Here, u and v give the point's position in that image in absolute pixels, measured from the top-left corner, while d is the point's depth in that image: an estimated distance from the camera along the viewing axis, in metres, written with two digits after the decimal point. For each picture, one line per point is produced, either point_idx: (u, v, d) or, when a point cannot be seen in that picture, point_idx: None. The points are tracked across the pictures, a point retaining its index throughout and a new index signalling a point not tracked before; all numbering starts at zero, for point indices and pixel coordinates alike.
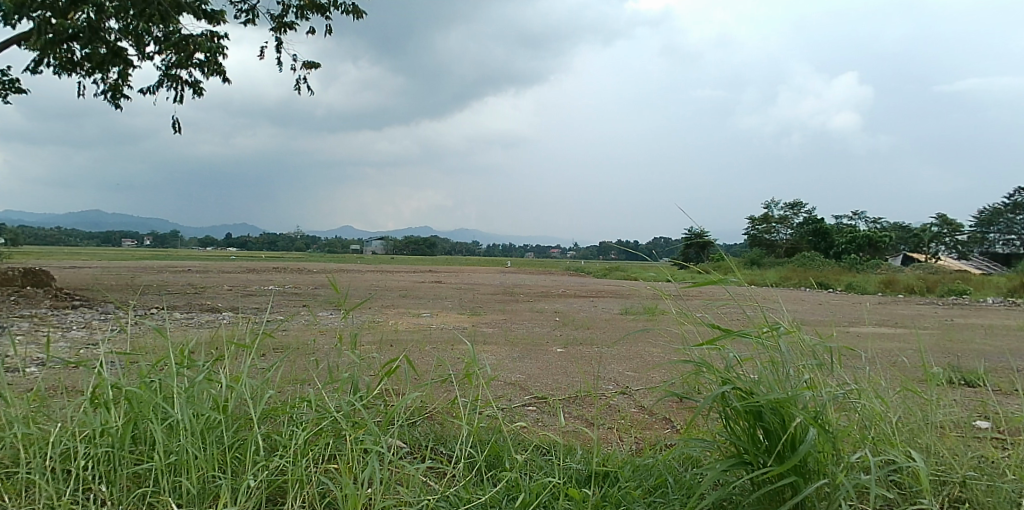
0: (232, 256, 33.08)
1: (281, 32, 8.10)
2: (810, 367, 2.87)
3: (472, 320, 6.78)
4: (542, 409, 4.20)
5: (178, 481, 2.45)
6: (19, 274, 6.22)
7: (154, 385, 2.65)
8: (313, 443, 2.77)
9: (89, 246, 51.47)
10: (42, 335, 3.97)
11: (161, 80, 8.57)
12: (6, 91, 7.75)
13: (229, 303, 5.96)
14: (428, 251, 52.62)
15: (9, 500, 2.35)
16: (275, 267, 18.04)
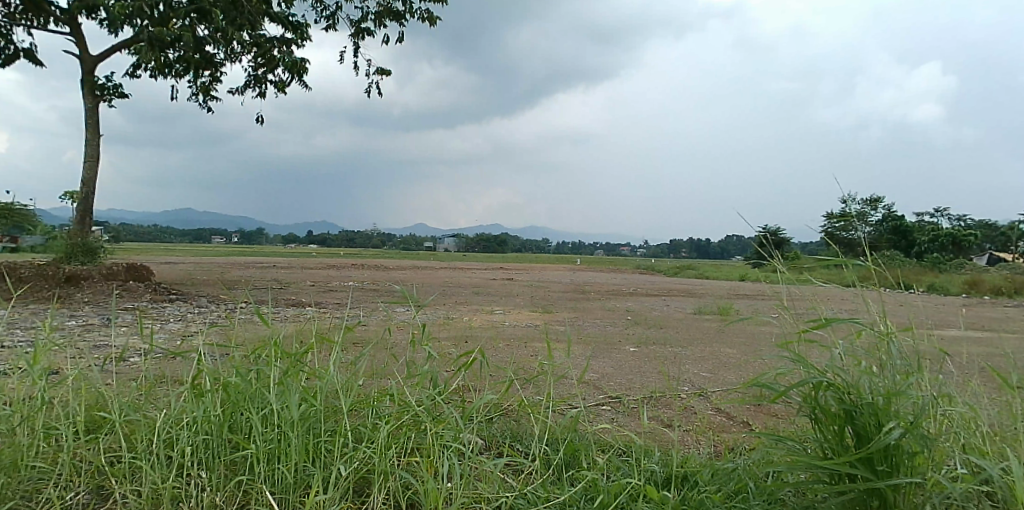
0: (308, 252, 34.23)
1: (360, 38, 8.30)
2: (903, 370, 2.76)
3: (544, 317, 6.79)
4: (616, 409, 4.17)
5: (272, 469, 2.56)
6: (123, 269, 6.56)
7: (250, 376, 2.76)
8: (397, 436, 2.84)
9: (175, 241, 54.16)
10: (144, 327, 4.19)
11: (247, 83, 8.91)
12: (109, 96, 8.21)
13: (312, 298, 6.17)
14: (497, 248, 53.01)
15: (116, 484, 2.49)
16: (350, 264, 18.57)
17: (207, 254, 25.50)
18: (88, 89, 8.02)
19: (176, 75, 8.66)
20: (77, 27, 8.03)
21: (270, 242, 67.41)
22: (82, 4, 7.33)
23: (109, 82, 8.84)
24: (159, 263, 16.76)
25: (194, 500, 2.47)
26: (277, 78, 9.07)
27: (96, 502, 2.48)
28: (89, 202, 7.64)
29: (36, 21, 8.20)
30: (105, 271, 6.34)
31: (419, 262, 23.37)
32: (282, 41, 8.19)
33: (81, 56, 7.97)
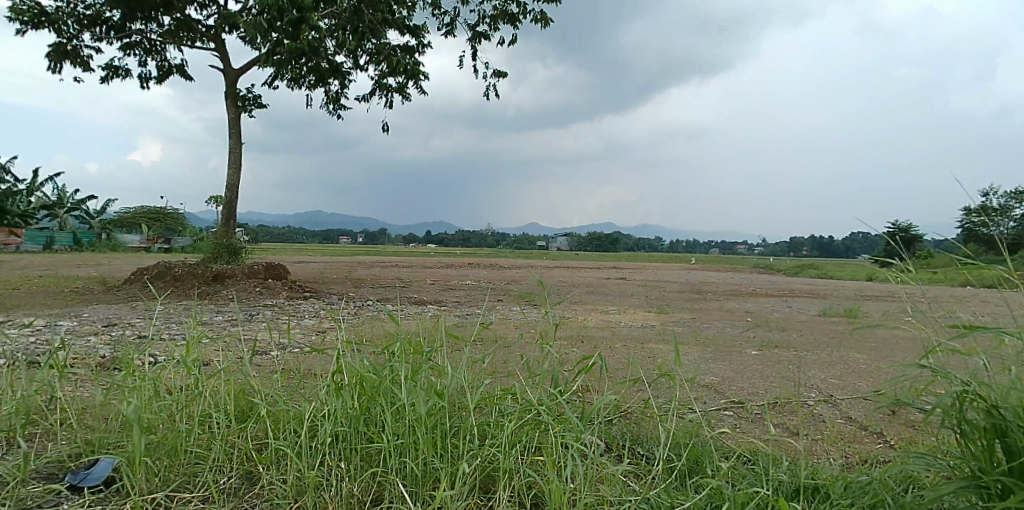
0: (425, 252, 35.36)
1: (476, 41, 8.45)
2: None
3: (660, 318, 6.65)
4: (739, 414, 4.03)
5: (404, 462, 2.65)
6: (263, 268, 6.95)
7: (383, 371, 2.88)
8: (520, 435, 2.86)
9: (300, 241, 57.41)
10: (282, 322, 4.46)
11: (371, 90, 9.29)
12: (248, 107, 8.80)
13: (432, 296, 6.34)
14: (607, 247, 52.49)
15: (265, 471, 2.67)
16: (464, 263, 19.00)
17: (332, 254, 26.80)
18: (230, 101, 8.63)
19: (308, 85, 9.16)
20: (221, 43, 8.66)
21: (386, 241, 70.06)
22: (226, 23, 7.90)
23: (249, 94, 9.48)
24: (291, 262, 17.86)
25: (334, 489, 2.59)
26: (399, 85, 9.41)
27: (245, 486, 2.66)
28: (232, 206, 8.21)
29: (186, 40, 8.92)
30: (247, 269, 6.78)
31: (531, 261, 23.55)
32: (402, 47, 8.47)
33: (225, 71, 8.59)
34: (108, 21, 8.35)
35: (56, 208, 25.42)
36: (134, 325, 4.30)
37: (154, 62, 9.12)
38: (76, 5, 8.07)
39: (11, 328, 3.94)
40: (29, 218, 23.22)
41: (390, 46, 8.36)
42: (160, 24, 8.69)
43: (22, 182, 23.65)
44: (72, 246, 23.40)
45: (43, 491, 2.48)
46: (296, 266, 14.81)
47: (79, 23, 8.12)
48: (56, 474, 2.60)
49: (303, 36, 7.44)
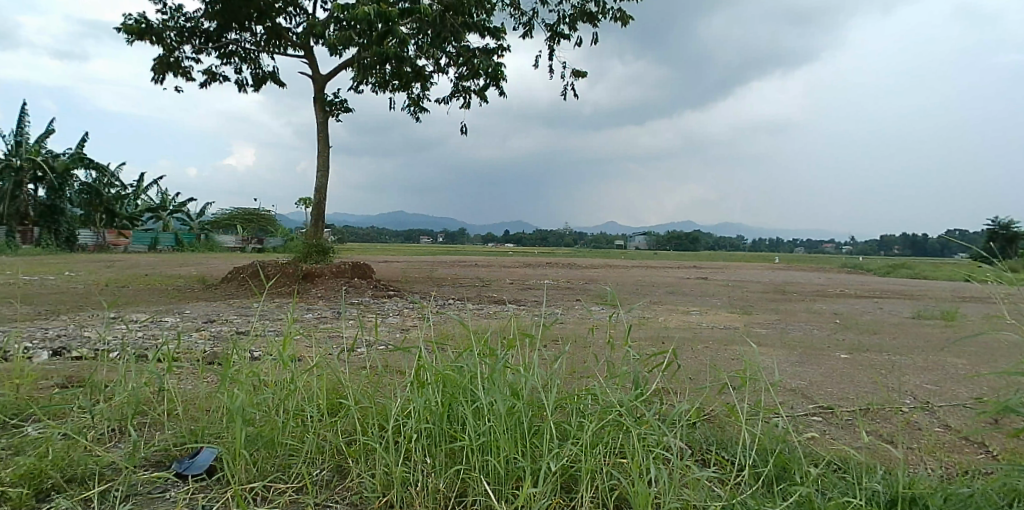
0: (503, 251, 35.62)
1: (554, 41, 8.46)
2: None
3: (744, 319, 6.48)
4: (828, 420, 3.88)
5: (487, 460, 2.69)
6: (349, 267, 7.16)
7: (464, 369, 2.92)
8: (602, 435, 2.85)
9: (379, 240, 58.87)
10: (367, 319, 4.61)
11: (451, 92, 9.44)
12: (335, 112, 9.10)
13: (511, 296, 6.38)
14: (687, 246, 51.43)
15: (355, 464, 2.76)
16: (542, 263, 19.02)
17: (414, 254, 27.36)
18: (318, 106, 8.95)
19: (391, 88, 9.39)
20: (310, 51, 8.99)
21: (463, 240, 70.97)
22: (315, 31, 8.20)
23: (335, 98, 9.80)
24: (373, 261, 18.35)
25: (420, 484, 2.66)
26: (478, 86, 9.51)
27: (335, 479, 2.76)
28: (320, 208, 8.51)
29: (278, 48, 9.31)
30: (335, 269, 6.99)
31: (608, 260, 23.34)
32: (482, 48, 8.57)
33: (313, 77, 8.91)
34: (207, 33, 8.81)
35: (160, 210, 26.99)
36: (232, 321, 4.52)
37: (249, 70, 9.56)
38: (178, 18, 8.55)
39: (123, 324, 4.21)
40: (136, 220, 24.76)
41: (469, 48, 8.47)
42: (254, 33, 9.10)
43: (129, 186, 25.23)
44: (174, 246, 24.83)
45: (153, 478, 2.65)
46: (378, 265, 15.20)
47: (181, 35, 8.60)
48: (163, 462, 2.77)
49: (388, 42, 7.64)
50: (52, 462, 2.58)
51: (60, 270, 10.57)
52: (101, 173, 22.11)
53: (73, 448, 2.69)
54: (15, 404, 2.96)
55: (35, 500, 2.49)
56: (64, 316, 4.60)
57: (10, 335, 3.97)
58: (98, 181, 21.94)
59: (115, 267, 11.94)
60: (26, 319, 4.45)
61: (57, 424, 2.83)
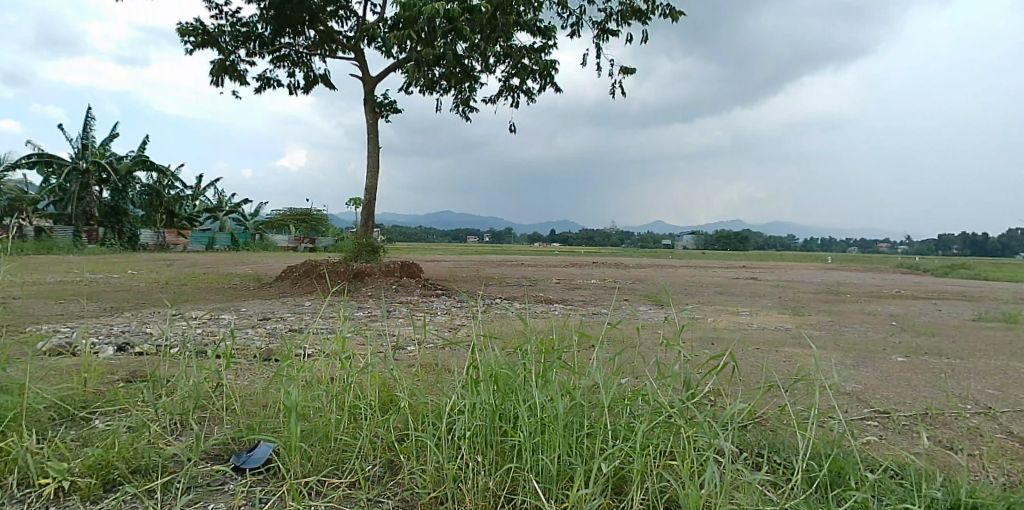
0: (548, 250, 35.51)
1: (602, 39, 8.41)
2: None
3: (796, 321, 6.34)
4: (884, 425, 3.77)
5: (538, 459, 2.70)
6: (398, 266, 7.26)
7: (516, 368, 2.93)
8: (653, 437, 2.83)
9: (425, 239, 59.42)
10: (417, 317, 4.66)
11: (499, 92, 9.48)
12: (385, 113, 9.23)
13: (559, 295, 6.37)
14: (735, 245, 50.50)
15: (406, 461, 2.81)
16: (589, 263, 18.91)
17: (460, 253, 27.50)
18: (368, 107, 9.09)
19: (440, 89, 9.48)
20: (360, 52, 9.14)
21: (507, 239, 71.10)
22: (366, 33, 8.33)
23: (385, 99, 9.93)
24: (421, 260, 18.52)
25: (470, 482, 2.68)
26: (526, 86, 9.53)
27: (388, 475, 2.81)
28: (369, 207, 8.64)
29: (329, 51, 9.49)
30: (384, 268, 7.09)
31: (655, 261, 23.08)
32: (530, 47, 8.59)
33: (363, 79, 9.06)
34: (261, 37, 9.02)
35: (219, 211, 27.59)
36: (286, 319, 4.63)
37: (301, 73, 9.76)
38: (234, 23, 8.78)
39: (183, 320, 4.35)
40: (194, 220, 25.51)
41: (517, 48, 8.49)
42: (306, 37, 9.29)
43: (188, 187, 25.97)
44: (229, 245, 25.53)
45: (212, 470, 2.73)
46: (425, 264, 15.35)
47: (236, 40, 8.83)
48: (222, 456, 2.86)
49: (438, 42, 7.71)
50: (119, 453, 2.69)
51: (125, 270, 10.55)
52: (162, 175, 22.73)
53: (137, 440, 2.80)
54: (84, 397, 3.09)
55: (103, 489, 2.60)
56: (129, 312, 4.77)
57: (78, 330, 4.14)
58: (158, 182, 22.67)
59: (176, 266, 11.95)
60: (92, 315, 4.63)
61: (123, 417, 2.95)
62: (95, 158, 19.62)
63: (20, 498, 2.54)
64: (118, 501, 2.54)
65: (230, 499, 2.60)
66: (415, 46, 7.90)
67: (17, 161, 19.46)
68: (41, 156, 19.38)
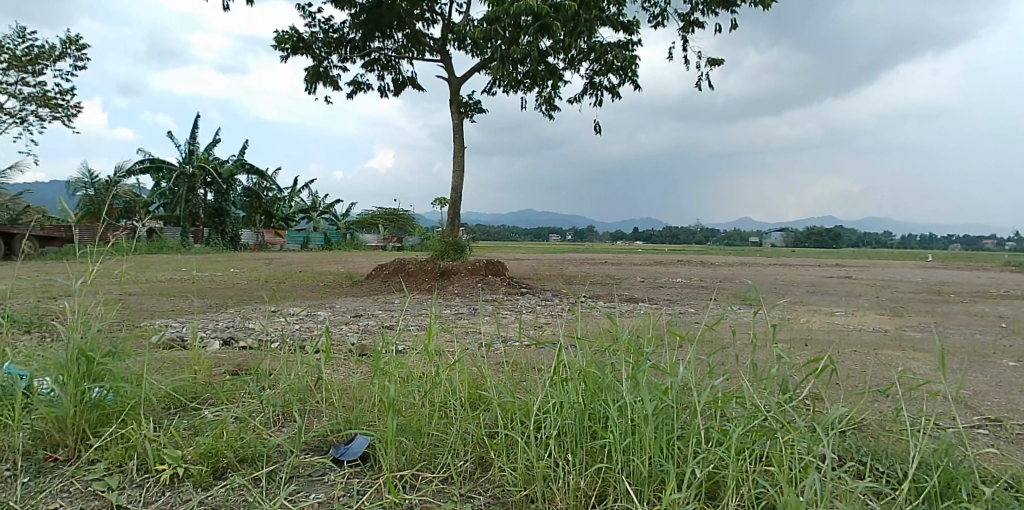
0: (629, 249, 35.07)
1: (688, 31, 8.24)
2: None
3: (895, 322, 6.03)
4: (997, 434, 3.54)
5: (630, 460, 2.68)
6: (483, 264, 7.36)
7: (606, 368, 2.90)
8: (748, 441, 2.76)
9: (504, 238, 59.83)
10: (503, 315, 4.71)
11: (582, 89, 9.44)
12: (470, 112, 9.35)
13: (644, 294, 6.29)
14: (826, 243, 48.37)
15: (497, 458, 2.84)
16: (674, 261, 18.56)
17: (541, 251, 27.52)
18: (453, 107, 9.23)
19: (524, 88, 9.53)
20: (446, 54, 9.29)
21: (586, 237, 70.76)
22: (453, 34, 8.46)
23: (470, 100, 10.08)
24: (505, 259, 18.62)
25: (562, 481, 2.69)
26: (610, 83, 9.46)
27: (479, 471, 2.86)
28: (454, 207, 8.78)
29: (416, 53, 9.69)
30: (470, 266, 7.21)
31: (742, 259, 22.41)
32: (616, 43, 8.52)
33: (449, 80, 9.21)
34: (351, 42, 9.30)
35: (313, 211, 28.72)
36: (377, 316, 4.77)
37: (389, 76, 10.01)
38: (327, 29, 9.08)
39: (283, 317, 4.55)
40: (291, 221, 26.56)
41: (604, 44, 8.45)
42: (394, 40, 9.51)
43: (286, 190, 27.06)
44: (323, 245, 26.43)
45: (312, 461, 2.85)
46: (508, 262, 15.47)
47: (329, 46, 9.13)
48: (321, 448, 2.97)
49: (524, 41, 7.75)
50: (227, 443, 2.82)
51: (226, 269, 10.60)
52: (261, 178, 23.73)
53: (244, 430, 2.93)
54: (194, 388, 3.28)
55: (213, 477, 2.73)
56: (232, 308, 5.03)
57: (187, 325, 4.39)
58: (258, 184, 23.72)
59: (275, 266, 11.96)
60: (201, 311, 4.89)
61: (230, 409, 3.10)
62: (200, 163, 20.77)
63: (139, 482, 2.69)
64: (228, 488, 2.67)
65: (331, 490, 2.70)
66: (498, 45, 7.99)
67: (130, 166, 20.81)
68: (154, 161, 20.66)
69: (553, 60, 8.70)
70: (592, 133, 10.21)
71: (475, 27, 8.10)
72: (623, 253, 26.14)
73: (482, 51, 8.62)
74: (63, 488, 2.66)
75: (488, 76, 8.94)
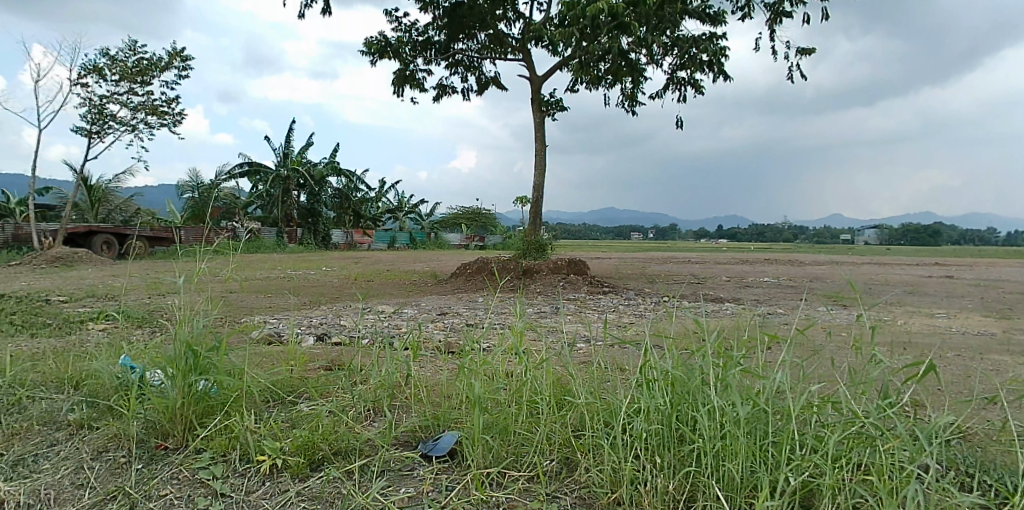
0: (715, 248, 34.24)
1: (776, 21, 7.97)
2: None
3: (1005, 325, 5.65)
4: None
5: (720, 466, 2.63)
6: (565, 263, 7.38)
7: (696, 370, 2.85)
8: (845, 449, 2.66)
9: (582, 235, 59.55)
10: (586, 315, 4.70)
11: (666, 85, 9.30)
12: (552, 111, 9.36)
13: (730, 294, 6.14)
14: (926, 241, 45.68)
15: (583, 458, 2.85)
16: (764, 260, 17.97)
17: (625, 250, 27.16)
18: (535, 106, 9.26)
19: (607, 85, 9.47)
20: (528, 53, 9.33)
21: (668, 235, 69.43)
22: (535, 33, 8.49)
23: (552, 98, 10.09)
24: (587, 258, 18.50)
25: (649, 484, 2.67)
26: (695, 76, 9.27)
27: (565, 471, 2.87)
28: (536, 205, 8.81)
29: (499, 53, 9.78)
30: (551, 265, 7.24)
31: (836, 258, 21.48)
32: (702, 35, 8.34)
33: (530, 78, 9.24)
34: (436, 44, 9.48)
35: (399, 210, 29.35)
36: (462, 314, 4.85)
37: (472, 76, 10.15)
38: (413, 33, 9.28)
39: (373, 314, 4.70)
40: (378, 221, 27.27)
41: (689, 37, 8.30)
42: (477, 41, 9.63)
43: (372, 190, 27.81)
44: (410, 245, 26.93)
45: (403, 456, 2.93)
46: (591, 262, 15.40)
47: (414, 49, 9.33)
48: (411, 443, 3.06)
49: (606, 37, 7.70)
50: (322, 436, 2.94)
51: (312, 270, 10.61)
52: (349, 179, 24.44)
53: (338, 424, 3.05)
54: (291, 383, 3.43)
55: (309, 468, 2.86)
56: (324, 306, 5.23)
57: (284, 322, 4.60)
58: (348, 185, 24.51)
59: (361, 265, 12.09)
60: (296, 309, 5.11)
61: (324, 402, 3.23)
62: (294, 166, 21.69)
63: (242, 472, 2.84)
64: (324, 480, 2.78)
65: (420, 485, 2.76)
66: (579, 44, 7.99)
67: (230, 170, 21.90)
68: (252, 164, 21.75)
69: (635, 55, 8.61)
70: (676, 129, 10.04)
71: (557, 25, 8.10)
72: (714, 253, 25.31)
73: (564, 49, 8.61)
74: (173, 475, 2.82)
75: (569, 74, 8.93)
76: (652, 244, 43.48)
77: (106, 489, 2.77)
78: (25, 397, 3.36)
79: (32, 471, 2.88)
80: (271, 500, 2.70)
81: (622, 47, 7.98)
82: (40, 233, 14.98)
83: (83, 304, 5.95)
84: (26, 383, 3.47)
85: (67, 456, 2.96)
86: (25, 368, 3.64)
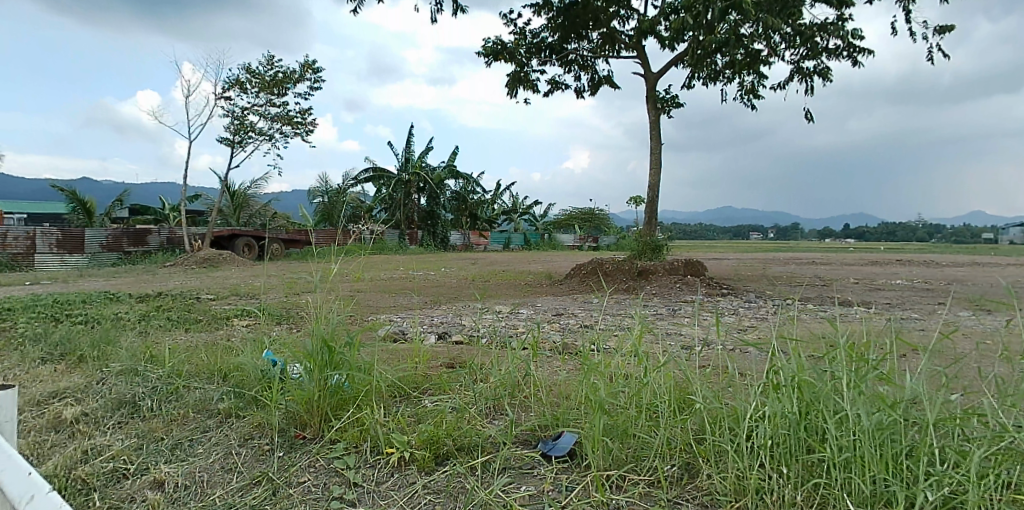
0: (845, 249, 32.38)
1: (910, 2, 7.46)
2: None
3: None
4: None
5: (852, 479, 2.51)
6: (681, 264, 7.25)
7: (826, 376, 2.73)
8: (992, 466, 2.46)
9: (696, 235, 58.05)
10: (707, 317, 4.61)
11: (789, 76, 8.90)
12: (668, 107, 9.19)
13: (860, 297, 5.82)
14: None
15: (705, 464, 2.80)
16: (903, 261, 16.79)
17: (744, 251, 26.21)
18: (650, 103, 9.14)
19: (725, 78, 9.19)
20: (641, 49, 9.22)
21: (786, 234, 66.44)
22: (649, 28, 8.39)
23: (668, 95, 9.91)
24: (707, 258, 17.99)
25: (776, 494, 2.58)
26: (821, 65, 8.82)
27: (685, 476, 2.83)
28: (652, 205, 8.68)
29: (612, 51, 9.72)
30: (667, 266, 7.12)
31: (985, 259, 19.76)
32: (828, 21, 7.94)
33: (645, 75, 9.12)
34: (550, 45, 9.55)
35: (515, 211, 29.71)
36: (578, 315, 4.87)
37: (586, 76, 10.14)
38: (526, 35, 9.40)
39: (492, 314, 4.81)
40: (494, 222, 27.71)
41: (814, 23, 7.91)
42: (590, 40, 9.61)
43: (488, 191, 28.34)
44: (523, 245, 27.35)
45: (523, 454, 2.98)
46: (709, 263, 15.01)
47: (529, 51, 9.45)
48: (530, 441, 3.12)
49: (723, 28, 7.48)
50: (446, 431, 3.04)
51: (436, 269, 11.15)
52: (466, 181, 25.01)
53: (461, 419, 3.15)
54: (416, 379, 3.58)
55: (435, 462, 2.96)
56: (445, 305, 5.40)
57: (409, 321, 4.79)
58: (465, 188, 25.16)
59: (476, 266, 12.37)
60: (419, 308, 5.31)
61: (447, 399, 3.34)
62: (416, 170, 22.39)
63: (372, 462, 2.99)
64: (448, 474, 2.87)
65: (541, 484, 2.80)
66: (694, 36, 7.83)
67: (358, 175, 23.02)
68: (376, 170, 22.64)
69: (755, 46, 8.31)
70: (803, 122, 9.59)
71: (672, 19, 7.96)
72: (844, 255, 23.91)
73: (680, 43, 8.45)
74: (311, 463, 3.00)
75: (685, 68, 8.74)
76: (774, 245, 41.60)
77: (252, 474, 2.98)
78: (181, 387, 3.69)
79: (188, 455, 3.14)
80: (400, 490, 2.82)
81: (741, 38, 7.73)
82: (190, 235, 16.34)
83: (229, 302, 6.44)
84: (183, 374, 3.81)
85: (218, 442, 3.22)
86: (181, 360, 4.00)
